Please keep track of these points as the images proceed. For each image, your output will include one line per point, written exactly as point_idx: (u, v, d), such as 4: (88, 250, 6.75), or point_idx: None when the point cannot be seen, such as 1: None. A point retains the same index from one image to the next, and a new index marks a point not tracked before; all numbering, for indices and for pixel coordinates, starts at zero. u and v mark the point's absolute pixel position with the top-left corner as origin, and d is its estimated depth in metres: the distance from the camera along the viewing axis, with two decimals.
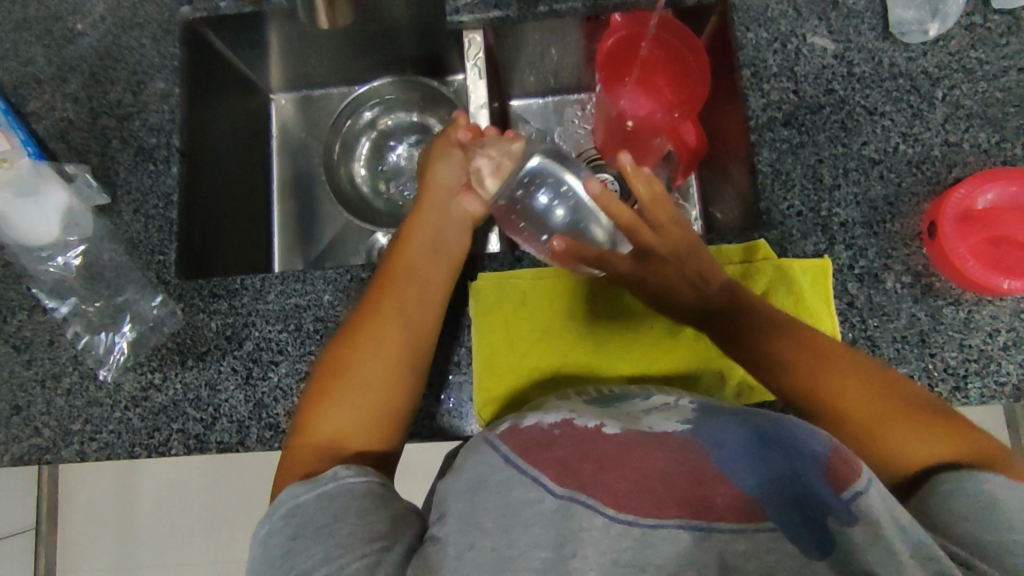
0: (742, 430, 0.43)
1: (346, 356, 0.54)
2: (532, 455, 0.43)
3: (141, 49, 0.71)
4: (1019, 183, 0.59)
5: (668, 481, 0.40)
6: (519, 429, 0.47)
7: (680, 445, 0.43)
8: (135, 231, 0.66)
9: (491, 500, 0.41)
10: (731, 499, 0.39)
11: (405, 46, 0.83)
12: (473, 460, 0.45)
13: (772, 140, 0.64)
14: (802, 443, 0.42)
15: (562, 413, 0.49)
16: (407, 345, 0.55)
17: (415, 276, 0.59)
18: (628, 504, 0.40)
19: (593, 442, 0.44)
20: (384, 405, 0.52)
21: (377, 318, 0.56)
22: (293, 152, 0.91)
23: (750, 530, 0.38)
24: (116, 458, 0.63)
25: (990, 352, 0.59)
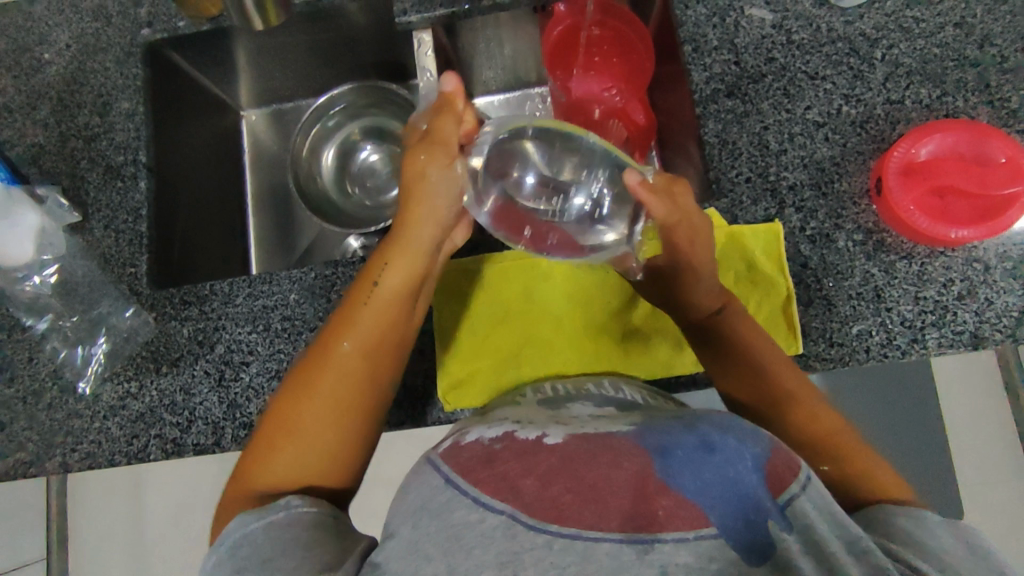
0: (691, 437, 0.43)
1: (292, 416, 0.52)
2: (472, 473, 0.44)
3: (105, 72, 0.73)
4: (957, 134, 0.60)
5: (611, 491, 0.40)
6: (460, 446, 0.48)
7: (622, 449, 0.43)
8: (107, 246, 0.69)
9: (432, 525, 0.42)
10: (675, 508, 0.39)
11: (365, 54, 0.85)
12: (417, 480, 0.46)
13: (717, 111, 0.65)
14: (743, 449, 0.42)
15: (506, 426, 0.50)
16: (345, 404, 0.53)
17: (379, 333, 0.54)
18: (571, 518, 0.40)
19: (535, 454, 0.44)
20: (326, 454, 0.52)
21: (316, 375, 0.53)
22: (266, 165, 0.94)
23: (694, 539, 0.38)
24: (98, 467, 0.64)
25: (946, 303, 0.59)
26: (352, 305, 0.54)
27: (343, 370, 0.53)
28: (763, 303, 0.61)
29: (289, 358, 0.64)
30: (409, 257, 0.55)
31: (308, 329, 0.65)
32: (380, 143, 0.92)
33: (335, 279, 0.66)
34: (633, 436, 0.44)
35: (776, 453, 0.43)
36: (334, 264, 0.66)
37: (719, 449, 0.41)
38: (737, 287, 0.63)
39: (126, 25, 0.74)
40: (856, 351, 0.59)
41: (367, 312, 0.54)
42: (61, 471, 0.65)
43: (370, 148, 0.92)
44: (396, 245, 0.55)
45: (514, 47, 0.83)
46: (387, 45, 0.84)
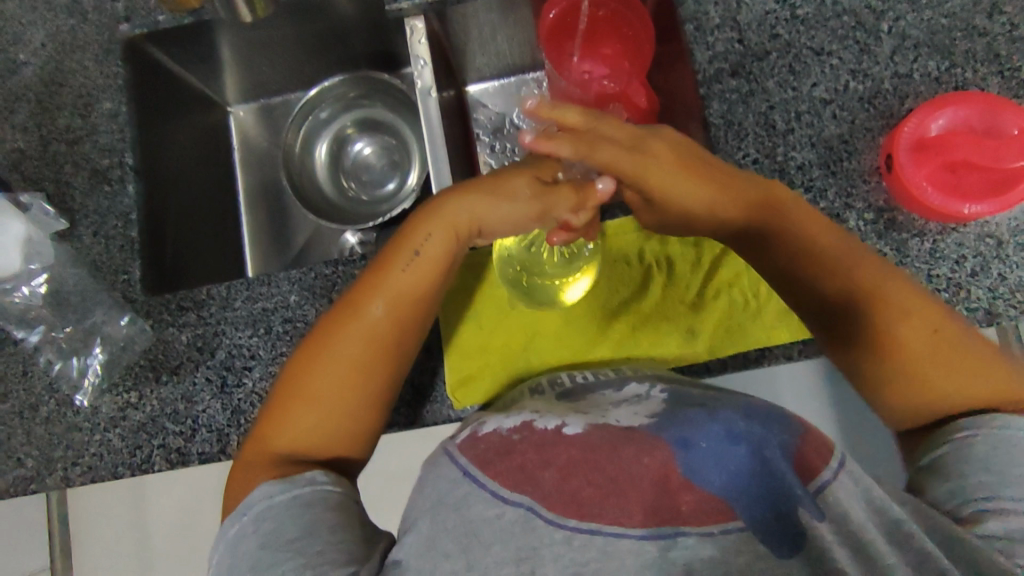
0: (716, 425, 0.40)
1: (308, 379, 0.51)
2: (491, 466, 0.42)
3: (84, 71, 0.70)
4: (969, 107, 0.58)
5: (633, 484, 0.39)
6: (477, 437, 0.45)
7: (648, 441, 0.40)
8: (97, 253, 0.67)
9: (450, 521, 0.40)
10: (698, 503, 0.37)
11: (355, 43, 0.82)
12: (433, 475, 0.44)
13: (721, 91, 0.64)
14: (769, 436, 0.40)
15: (524, 415, 0.48)
16: (369, 364, 0.52)
17: (408, 299, 0.53)
18: (592, 514, 0.38)
19: (554, 447, 0.42)
20: (343, 419, 0.51)
21: (341, 335, 0.52)
22: (256, 160, 0.90)
23: (719, 533, 0.37)
24: (101, 481, 0.63)
25: (959, 280, 0.59)
26: (381, 267, 0.54)
27: (370, 329, 0.52)
28: None
29: None
30: (444, 228, 0.54)
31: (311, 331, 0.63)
32: (373, 135, 0.89)
33: (335, 279, 0.64)
34: (653, 428, 0.42)
35: (804, 440, 0.41)
36: (334, 263, 0.64)
37: (745, 440, 0.39)
38: (748, 273, 0.61)
39: (103, 21, 0.71)
40: None
41: (400, 273, 0.53)
42: (64, 486, 0.63)
43: (363, 141, 0.89)
44: (431, 213, 0.54)
45: (507, 32, 0.81)
46: (376, 33, 0.81)
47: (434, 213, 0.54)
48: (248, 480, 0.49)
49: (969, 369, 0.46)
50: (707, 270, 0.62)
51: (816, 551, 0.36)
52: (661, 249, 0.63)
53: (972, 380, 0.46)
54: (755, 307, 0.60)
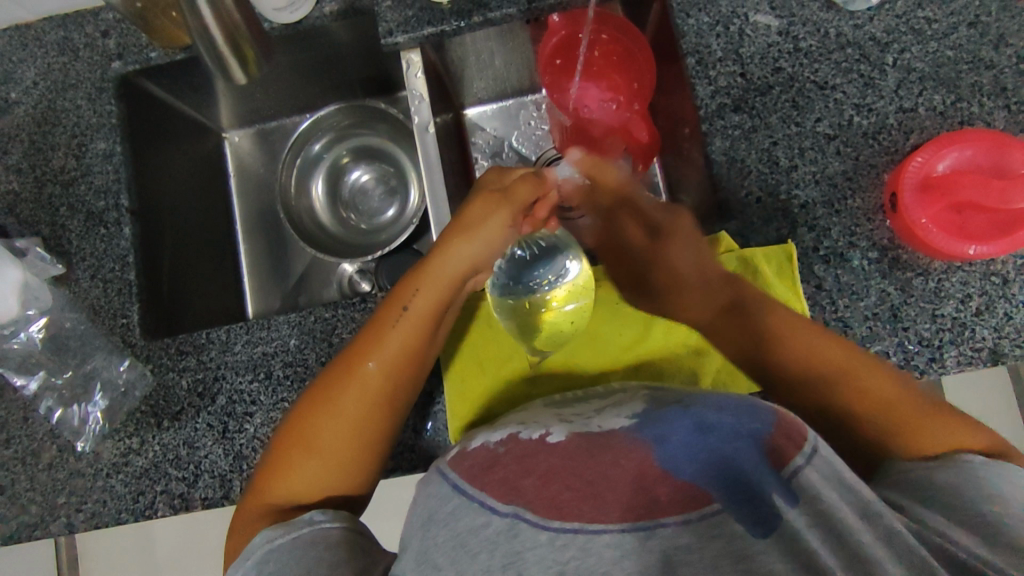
0: (687, 419, 0.43)
1: (309, 429, 0.53)
2: (477, 479, 0.44)
3: (77, 110, 0.69)
4: (975, 146, 0.58)
5: (611, 485, 0.40)
6: (465, 453, 0.49)
7: (623, 447, 0.42)
8: (95, 297, 0.66)
9: (441, 534, 0.42)
10: (674, 494, 0.39)
11: (351, 70, 0.81)
12: (424, 493, 0.46)
13: (723, 127, 0.63)
14: (739, 426, 0.41)
15: (508, 429, 0.51)
16: (365, 416, 0.53)
17: (406, 349, 0.55)
18: (572, 513, 0.40)
19: (535, 456, 0.44)
20: (344, 468, 0.53)
21: (341, 386, 0.53)
22: (253, 188, 0.90)
23: (695, 520, 0.37)
24: (105, 526, 0.63)
25: (964, 320, 0.58)
26: (379, 318, 0.56)
27: (365, 385, 0.53)
28: None
29: (294, 407, 0.62)
30: (435, 280, 0.57)
31: (312, 375, 0.63)
32: (370, 162, 0.89)
33: (335, 322, 0.63)
34: (630, 431, 0.44)
35: (773, 426, 0.42)
36: (334, 306, 0.63)
37: (716, 430, 0.41)
38: None
39: (95, 58, 0.70)
40: None
41: (392, 331, 0.55)
42: (68, 532, 0.63)
43: (360, 169, 0.89)
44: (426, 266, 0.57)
45: (505, 58, 0.80)
46: (373, 60, 0.80)
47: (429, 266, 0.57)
48: (253, 526, 0.50)
49: (910, 430, 0.49)
50: None
51: None
52: None
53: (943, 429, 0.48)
54: None
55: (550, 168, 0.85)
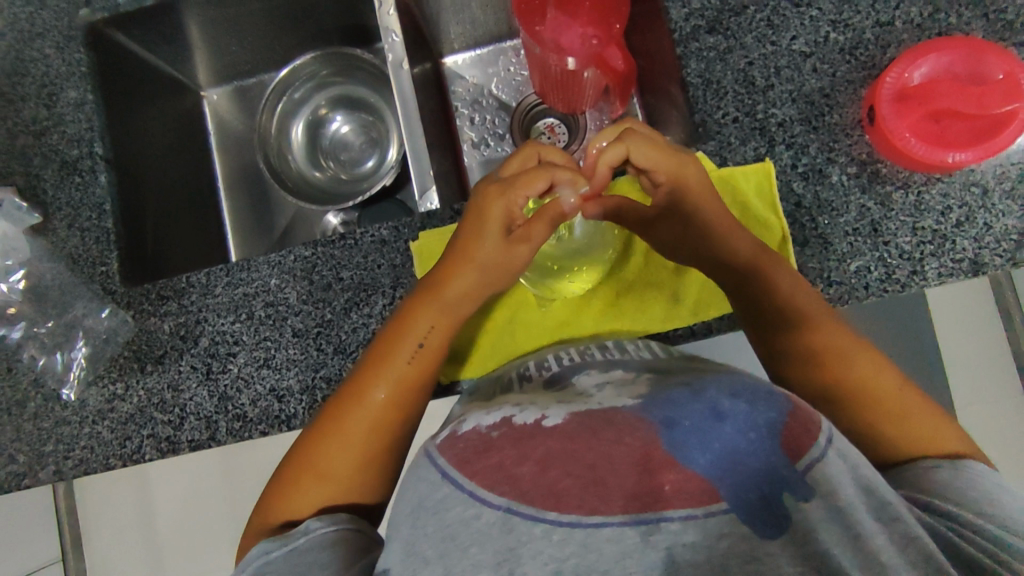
0: (697, 404, 0.37)
1: (317, 454, 0.53)
2: (469, 465, 0.39)
3: (46, 60, 0.68)
4: (952, 53, 0.57)
5: (614, 470, 0.35)
6: (457, 436, 0.42)
7: (626, 425, 0.37)
8: (73, 246, 0.65)
9: (430, 525, 0.38)
10: (681, 483, 0.34)
11: (325, 17, 0.80)
12: (412, 476, 0.41)
13: (698, 50, 0.62)
14: (756, 416, 0.36)
15: (505, 410, 0.43)
16: (375, 443, 0.54)
17: (411, 377, 0.55)
18: (569, 505, 0.35)
19: (533, 439, 0.39)
20: (351, 488, 0.53)
21: (353, 416, 0.54)
22: (234, 146, 0.89)
23: (703, 516, 0.33)
24: (93, 472, 0.63)
25: (944, 231, 0.57)
26: (391, 347, 0.55)
27: (375, 413, 0.54)
28: None
29: (277, 345, 0.62)
30: (441, 312, 0.56)
31: (293, 314, 0.62)
32: (349, 113, 0.88)
33: (315, 259, 0.63)
34: (637, 410, 0.38)
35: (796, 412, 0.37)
36: (313, 244, 0.63)
37: (732, 416, 0.36)
38: None
39: (62, 7, 0.69)
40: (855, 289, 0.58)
41: (406, 362, 0.55)
42: (57, 479, 0.63)
43: (340, 119, 0.88)
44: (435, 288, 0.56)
45: None
46: (347, 7, 0.79)
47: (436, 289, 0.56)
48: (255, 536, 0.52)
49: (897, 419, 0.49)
50: None
51: (800, 528, 0.33)
52: None
53: (918, 418, 0.49)
54: None
55: (531, 116, 0.87)
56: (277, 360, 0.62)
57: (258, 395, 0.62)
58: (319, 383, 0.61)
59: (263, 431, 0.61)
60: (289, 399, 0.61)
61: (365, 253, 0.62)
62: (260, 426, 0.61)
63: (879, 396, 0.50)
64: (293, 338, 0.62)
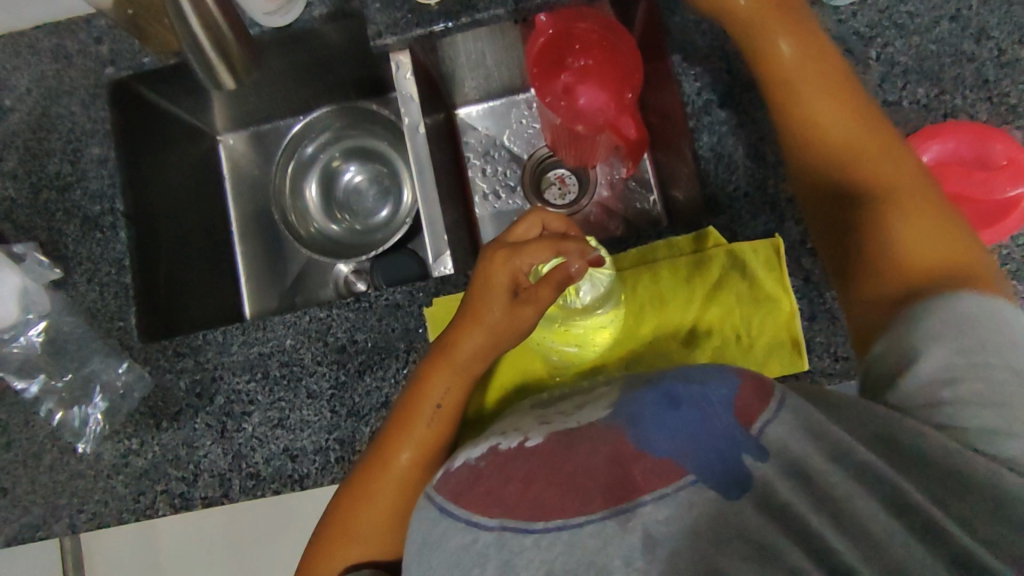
0: (656, 394, 0.39)
1: (345, 519, 0.55)
2: (461, 497, 0.41)
3: (71, 116, 0.70)
4: (957, 139, 0.59)
5: (590, 473, 0.38)
6: (450, 472, 0.44)
7: (598, 434, 0.40)
8: (92, 301, 0.67)
9: (434, 559, 0.40)
10: (651, 470, 0.36)
11: (342, 72, 0.81)
12: (415, 519, 0.43)
13: (710, 124, 0.64)
14: (707, 389, 0.38)
15: (491, 441, 0.46)
16: (400, 506, 0.55)
17: (431, 439, 0.55)
18: (555, 509, 0.38)
19: (516, 461, 0.41)
20: (382, 546, 0.54)
21: (374, 481, 0.55)
22: (249, 191, 0.91)
23: (674, 491, 0.35)
24: (106, 526, 0.64)
25: None
26: (409, 410, 0.56)
27: (400, 476, 0.55)
28: (767, 321, 0.60)
29: (291, 406, 0.63)
30: (457, 374, 0.56)
31: (307, 374, 0.63)
32: (362, 162, 0.90)
33: (330, 321, 0.64)
34: (609, 417, 0.41)
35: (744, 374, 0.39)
36: (328, 306, 0.64)
37: (685, 401, 0.37)
38: (740, 307, 0.61)
39: (88, 64, 0.70)
40: None
41: (425, 427, 0.55)
42: (70, 532, 0.64)
43: (353, 169, 0.90)
44: (448, 350, 0.56)
45: (496, 56, 0.81)
46: (364, 63, 0.80)
47: (450, 353, 0.56)
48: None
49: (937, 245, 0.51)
50: (701, 303, 0.62)
51: None
52: (653, 284, 0.63)
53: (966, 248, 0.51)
54: (748, 343, 0.61)
55: (542, 169, 0.88)
56: (290, 420, 0.63)
57: (272, 454, 0.63)
58: (332, 444, 0.62)
59: (275, 490, 0.62)
60: (302, 459, 0.62)
61: (379, 316, 0.63)
62: (273, 485, 0.62)
63: (932, 229, 0.52)
64: (307, 399, 0.63)
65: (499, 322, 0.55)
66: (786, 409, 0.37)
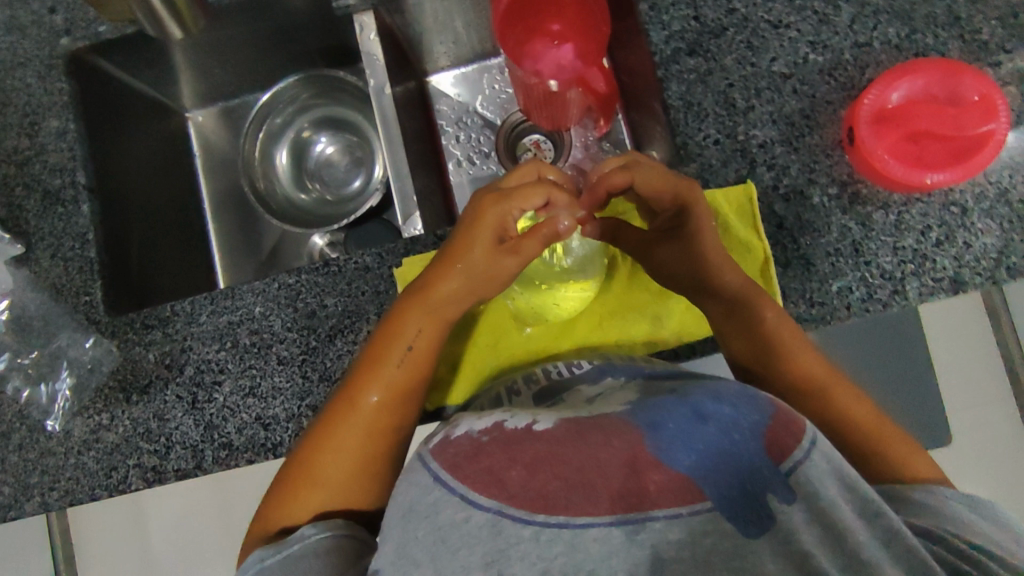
0: (684, 409, 0.41)
1: (310, 462, 0.53)
2: (459, 470, 0.42)
3: (27, 89, 0.68)
4: (929, 75, 0.58)
5: (602, 471, 0.39)
6: (449, 440, 0.45)
7: (614, 428, 0.41)
8: (56, 276, 0.65)
9: (421, 529, 0.41)
10: (665, 483, 0.38)
11: (309, 39, 0.79)
12: (405, 481, 0.43)
13: (679, 72, 0.62)
14: (740, 421, 0.40)
15: (494, 416, 0.46)
16: (368, 447, 0.54)
17: (403, 381, 0.55)
18: (559, 506, 0.39)
19: (522, 443, 0.42)
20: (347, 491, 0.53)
21: (343, 423, 0.54)
22: (219, 167, 0.89)
23: (686, 514, 0.37)
24: (80, 502, 0.63)
25: (923, 250, 0.58)
26: (379, 351, 0.55)
27: (368, 417, 0.54)
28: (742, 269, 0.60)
29: (262, 374, 0.62)
30: (430, 315, 0.56)
31: (278, 341, 0.62)
32: (333, 133, 0.89)
33: (300, 287, 0.63)
34: (624, 416, 0.43)
35: (773, 418, 0.41)
36: (297, 272, 0.63)
37: (712, 420, 0.40)
38: None
39: (42, 35, 0.68)
40: (837, 309, 0.58)
41: (396, 366, 0.55)
42: (43, 511, 0.63)
43: (324, 140, 0.89)
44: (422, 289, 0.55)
45: (464, 18, 0.79)
46: (330, 29, 0.78)
47: (423, 292, 0.55)
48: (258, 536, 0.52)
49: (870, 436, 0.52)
50: None
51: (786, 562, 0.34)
52: None
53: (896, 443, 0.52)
54: None
55: (516, 134, 0.87)
56: (262, 389, 0.62)
57: (244, 423, 0.62)
58: (305, 411, 0.61)
59: (249, 459, 0.61)
60: (274, 428, 0.61)
61: (349, 280, 0.62)
62: (246, 454, 0.61)
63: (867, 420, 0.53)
64: (278, 365, 0.62)
65: (475, 263, 0.56)
66: (815, 458, 0.39)
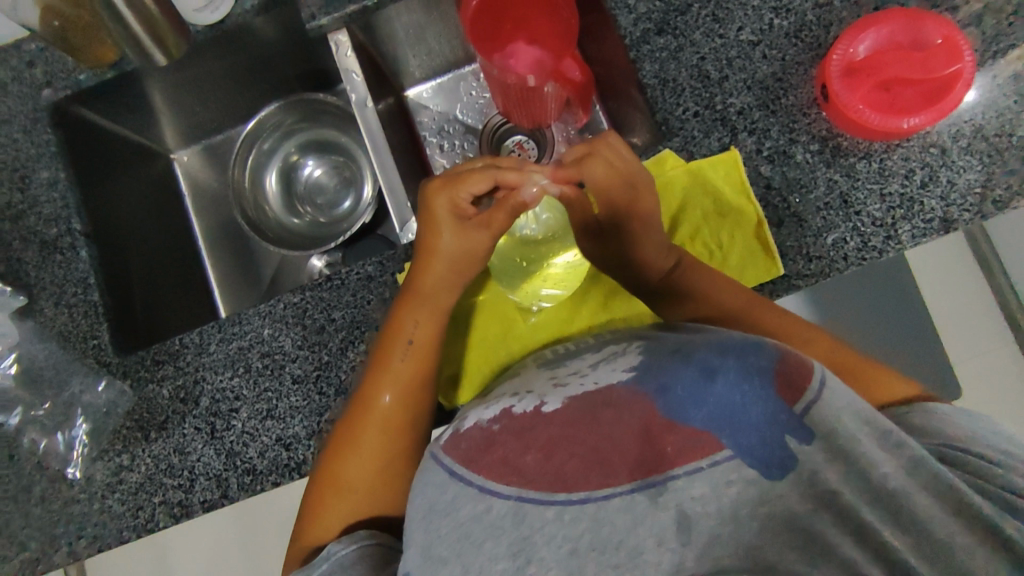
0: (690, 367, 0.39)
1: (336, 470, 0.54)
2: (475, 463, 0.42)
3: (15, 144, 0.69)
4: (890, 25, 0.60)
5: (617, 447, 0.39)
6: (460, 434, 0.45)
7: (624, 400, 0.40)
8: (62, 324, 0.65)
9: (444, 526, 0.41)
10: (681, 445, 0.37)
11: (285, 66, 0.81)
12: (422, 479, 0.45)
13: (650, 52, 0.64)
14: (746, 364, 0.38)
15: (504, 401, 0.46)
16: (390, 447, 0.54)
17: (412, 377, 0.56)
18: (576, 483, 0.39)
19: (534, 428, 0.42)
20: (376, 493, 0.53)
21: (360, 427, 0.54)
22: (210, 203, 0.90)
23: (707, 468, 0.37)
24: (109, 547, 0.62)
25: (910, 194, 0.59)
26: (384, 352, 0.56)
27: (383, 417, 0.54)
28: (736, 234, 0.62)
29: (278, 395, 0.62)
30: (428, 309, 0.57)
31: (290, 361, 0.63)
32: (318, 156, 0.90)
33: (305, 304, 0.63)
34: (632, 383, 0.41)
35: (783, 361, 0.38)
36: (301, 290, 0.63)
37: (719, 375, 0.38)
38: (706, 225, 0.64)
39: (24, 90, 0.69)
40: (835, 261, 0.59)
41: (400, 362, 0.56)
42: (72, 560, 0.62)
43: (311, 164, 0.90)
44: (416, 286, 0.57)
45: (435, 29, 0.81)
46: (305, 54, 0.80)
47: (419, 288, 0.57)
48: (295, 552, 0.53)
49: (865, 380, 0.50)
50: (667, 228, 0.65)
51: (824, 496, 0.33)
52: None
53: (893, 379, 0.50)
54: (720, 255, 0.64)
55: (498, 136, 0.88)
56: (279, 410, 0.62)
57: (266, 446, 0.62)
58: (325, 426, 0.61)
59: (275, 481, 0.61)
60: (296, 447, 0.61)
61: (353, 291, 0.63)
62: (272, 476, 0.61)
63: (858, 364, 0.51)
64: (293, 384, 0.62)
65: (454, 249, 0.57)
66: (829, 392, 0.37)
